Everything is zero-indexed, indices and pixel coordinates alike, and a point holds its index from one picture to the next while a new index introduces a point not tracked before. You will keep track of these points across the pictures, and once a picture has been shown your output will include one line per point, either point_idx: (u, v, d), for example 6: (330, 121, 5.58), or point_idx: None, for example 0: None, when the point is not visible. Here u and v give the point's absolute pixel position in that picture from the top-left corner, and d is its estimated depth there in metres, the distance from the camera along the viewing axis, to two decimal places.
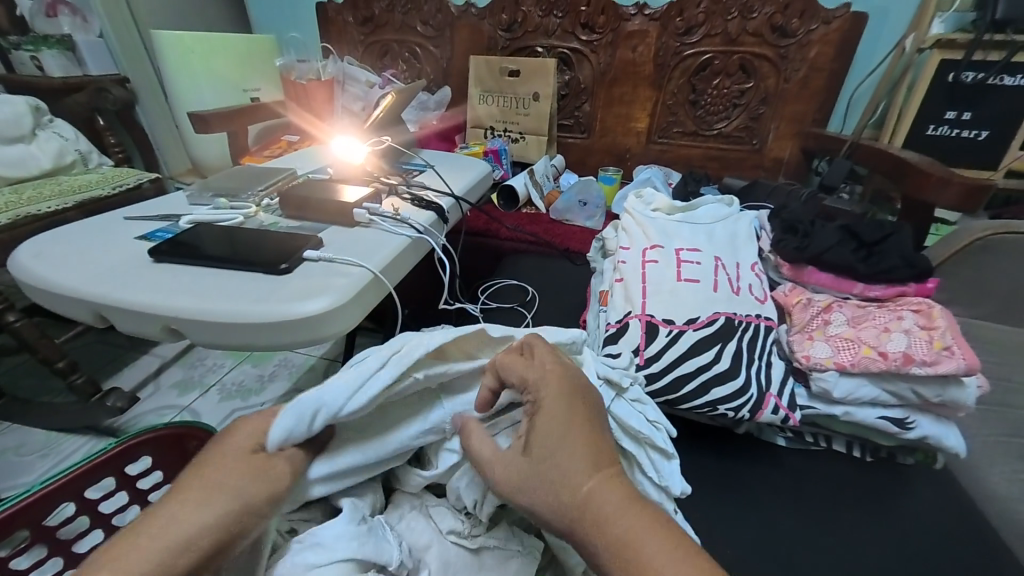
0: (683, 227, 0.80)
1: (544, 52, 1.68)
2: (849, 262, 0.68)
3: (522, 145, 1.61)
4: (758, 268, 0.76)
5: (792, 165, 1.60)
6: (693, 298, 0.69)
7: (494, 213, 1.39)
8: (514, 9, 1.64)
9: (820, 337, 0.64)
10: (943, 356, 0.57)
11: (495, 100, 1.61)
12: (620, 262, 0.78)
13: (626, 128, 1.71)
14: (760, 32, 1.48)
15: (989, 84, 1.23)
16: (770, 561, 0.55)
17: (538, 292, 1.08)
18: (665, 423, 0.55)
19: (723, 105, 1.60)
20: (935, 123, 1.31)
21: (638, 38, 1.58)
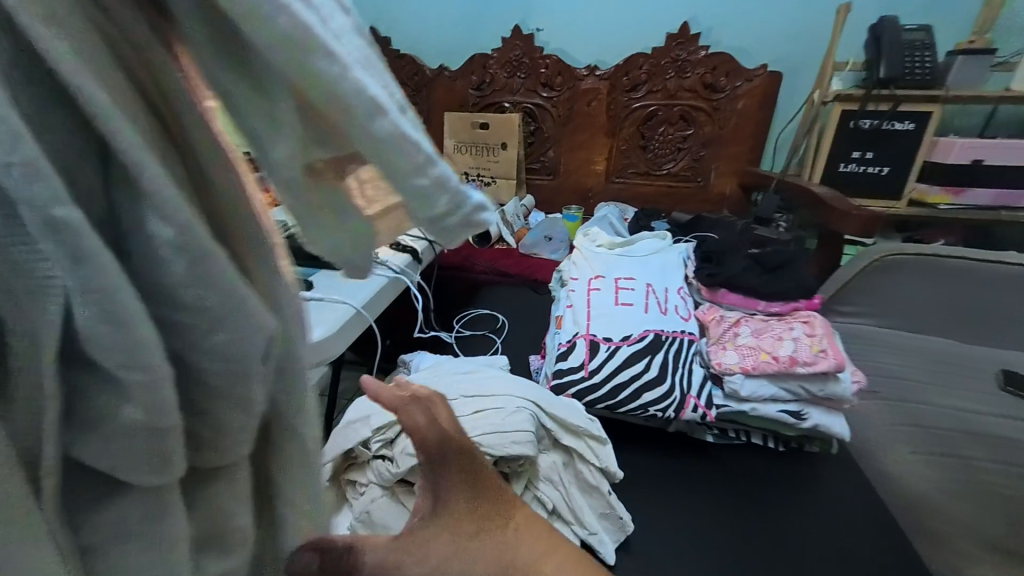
0: (622, 260, 0.95)
1: (511, 107, 1.89)
2: (753, 285, 0.83)
3: (493, 187, 1.79)
4: (683, 292, 0.90)
5: (733, 199, 1.81)
6: (629, 319, 0.83)
7: (468, 249, 1.52)
8: (482, 71, 1.86)
9: (731, 347, 0.78)
10: (819, 356, 0.71)
11: (468, 150, 1.80)
12: (570, 291, 0.91)
13: (587, 170, 1.91)
14: (695, 88, 1.72)
15: (883, 129, 1.46)
16: (695, 541, 0.65)
17: (507, 319, 1.20)
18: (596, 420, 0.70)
19: (671, 149, 1.81)
20: (845, 161, 1.52)
21: (592, 94, 1.81)
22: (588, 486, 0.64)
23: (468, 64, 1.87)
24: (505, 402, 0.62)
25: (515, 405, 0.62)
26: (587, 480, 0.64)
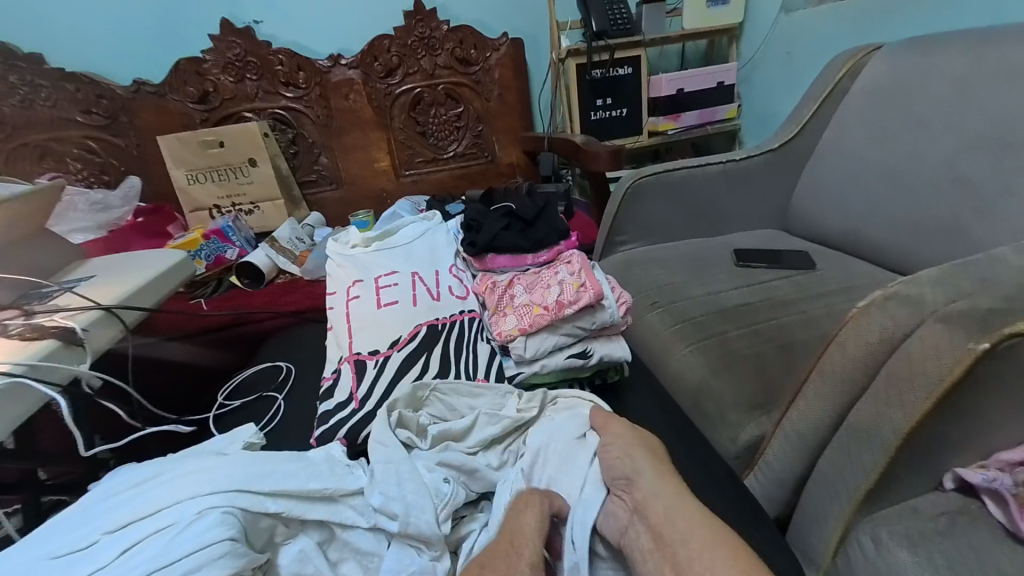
0: (381, 254, 0.87)
1: (255, 117, 1.58)
2: (515, 242, 0.82)
3: (260, 214, 1.51)
4: (456, 269, 0.85)
5: (523, 166, 1.82)
6: (395, 321, 0.75)
7: (238, 295, 1.22)
8: (199, 80, 1.51)
9: (510, 311, 0.74)
10: (581, 292, 0.69)
11: (209, 177, 1.47)
12: (331, 309, 0.81)
13: (372, 170, 1.71)
14: (450, 64, 1.66)
15: (612, 76, 1.64)
16: None
17: (294, 364, 0.93)
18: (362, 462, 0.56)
19: (448, 130, 1.72)
20: (594, 110, 1.67)
21: (346, 87, 1.61)
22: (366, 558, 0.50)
23: (174, 74, 1.49)
24: (179, 515, 0.44)
25: (199, 509, 0.44)
26: (361, 548, 0.50)
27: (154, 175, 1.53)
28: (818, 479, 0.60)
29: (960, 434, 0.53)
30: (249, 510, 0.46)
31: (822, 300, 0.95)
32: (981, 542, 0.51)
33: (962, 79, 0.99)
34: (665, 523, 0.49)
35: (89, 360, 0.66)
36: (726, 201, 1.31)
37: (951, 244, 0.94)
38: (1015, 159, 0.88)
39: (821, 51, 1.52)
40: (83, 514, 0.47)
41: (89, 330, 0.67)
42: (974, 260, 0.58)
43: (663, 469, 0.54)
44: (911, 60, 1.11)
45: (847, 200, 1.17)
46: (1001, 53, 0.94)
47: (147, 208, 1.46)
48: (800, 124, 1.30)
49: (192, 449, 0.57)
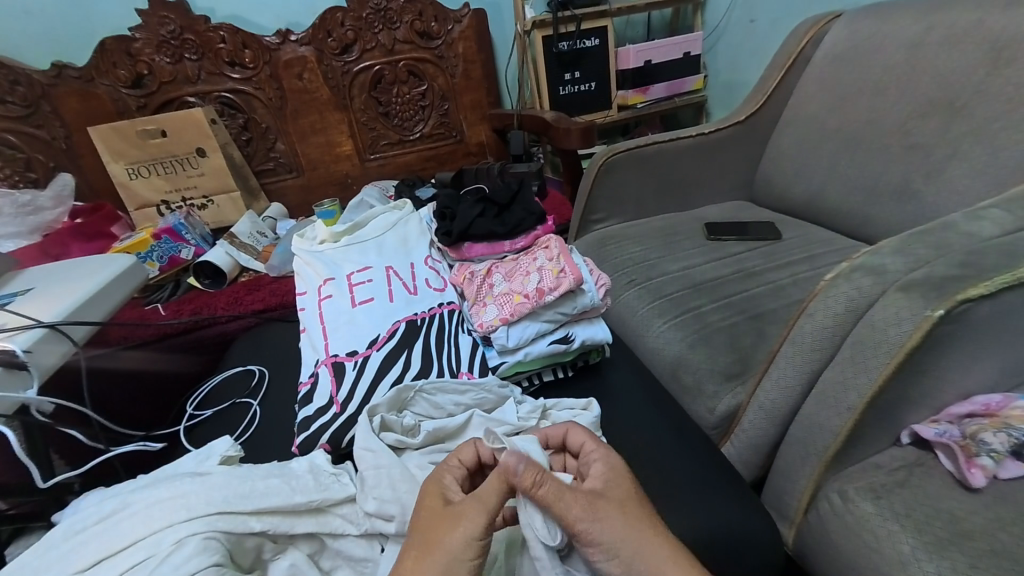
0: (351, 249, 0.83)
1: (199, 102, 1.45)
2: (490, 229, 0.81)
3: (214, 209, 1.42)
4: (432, 260, 0.83)
5: (493, 145, 1.77)
6: (371, 318, 0.72)
7: (199, 295, 1.15)
8: (130, 62, 1.36)
9: (490, 301, 0.73)
10: (560, 278, 0.69)
11: (153, 170, 1.35)
12: (302, 311, 0.78)
13: (334, 155, 1.62)
14: (409, 38, 1.56)
15: (579, 48, 1.60)
16: None
17: (267, 365, 0.90)
18: (348, 468, 0.56)
19: (412, 110, 1.64)
20: (563, 84, 1.63)
21: (298, 65, 1.50)
22: (357, 563, 0.50)
23: (100, 55, 1.34)
24: (155, 546, 0.42)
25: (176, 538, 0.43)
26: (353, 555, 0.50)
27: (89, 169, 1.40)
28: (791, 443, 0.64)
29: (916, 393, 0.57)
30: (232, 532, 0.45)
31: (789, 270, 0.98)
32: (934, 489, 0.55)
33: (916, 46, 1.02)
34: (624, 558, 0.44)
35: (37, 383, 0.62)
36: (695, 175, 1.32)
37: (904, 208, 0.99)
38: (962, 124, 0.92)
39: (783, 19, 1.53)
40: (49, 553, 0.45)
41: (33, 352, 0.61)
42: (929, 228, 0.61)
43: (656, 554, 0.44)
44: (869, 27, 1.13)
45: (810, 169, 1.20)
46: (952, 20, 0.97)
47: (85, 208, 1.33)
48: (765, 94, 1.31)
49: (162, 471, 0.55)
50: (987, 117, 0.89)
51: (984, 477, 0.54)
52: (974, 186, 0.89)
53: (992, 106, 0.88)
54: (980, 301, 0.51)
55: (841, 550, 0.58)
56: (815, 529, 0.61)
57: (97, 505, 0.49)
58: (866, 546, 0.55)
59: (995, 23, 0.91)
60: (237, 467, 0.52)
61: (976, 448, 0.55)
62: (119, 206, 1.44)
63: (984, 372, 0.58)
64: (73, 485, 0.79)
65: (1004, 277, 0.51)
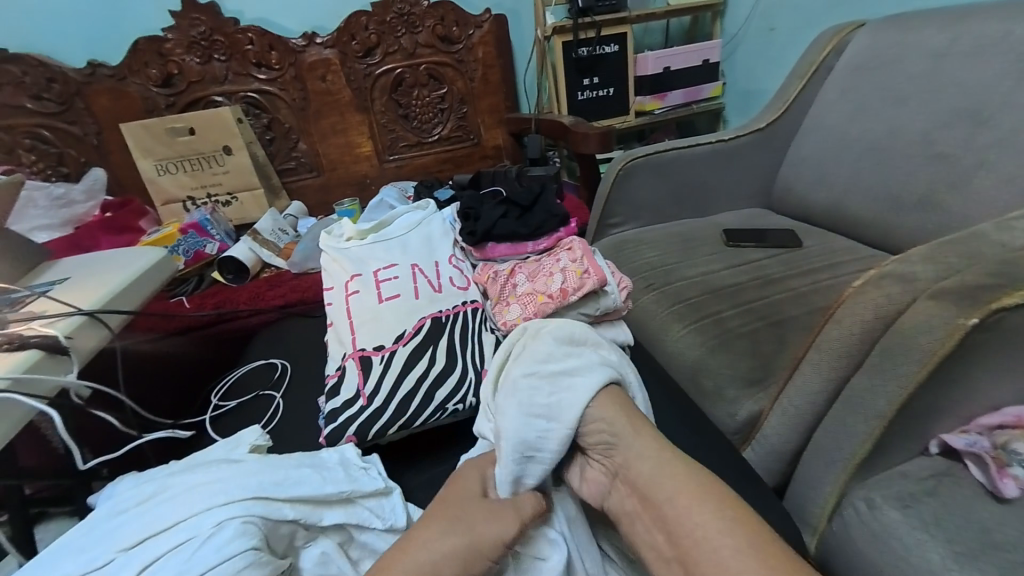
0: (377, 247, 0.84)
1: (225, 101, 1.49)
2: (513, 230, 0.84)
3: (238, 206, 1.45)
4: (456, 260, 0.85)
5: (509, 148, 1.79)
6: (396, 314, 0.73)
7: (222, 290, 1.17)
8: (161, 61, 1.40)
9: (513, 300, 0.75)
10: (584, 279, 0.70)
11: (180, 167, 1.39)
12: (329, 305, 0.79)
13: (353, 155, 1.64)
14: (431, 43, 1.59)
15: (598, 54, 1.61)
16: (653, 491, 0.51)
17: (290, 360, 0.91)
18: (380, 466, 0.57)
19: (431, 112, 1.66)
20: (581, 90, 1.64)
21: (322, 68, 1.53)
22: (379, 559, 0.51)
23: (132, 55, 1.38)
24: (196, 529, 0.43)
25: (217, 521, 0.43)
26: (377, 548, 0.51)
27: (119, 166, 1.44)
28: (814, 450, 0.63)
29: (945, 403, 0.56)
30: (268, 518, 0.45)
31: (809, 277, 0.97)
32: (964, 500, 0.55)
33: (942, 55, 1.01)
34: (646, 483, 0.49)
35: (76, 368, 0.64)
36: (713, 181, 1.32)
37: (929, 217, 0.98)
38: (989, 133, 0.91)
39: (803, 27, 1.53)
40: (91, 534, 0.46)
41: (72, 338, 0.64)
42: (959, 237, 0.61)
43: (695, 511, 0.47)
44: (892, 37, 1.13)
45: (831, 177, 1.19)
46: (979, 29, 0.97)
47: (114, 202, 1.37)
48: (786, 102, 1.31)
49: (195, 458, 0.56)
50: (1014, 127, 0.88)
51: (1016, 487, 0.53)
52: (1002, 196, 0.88)
53: (1019, 117, 0.88)
54: (1014, 310, 0.51)
55: (867, 559, 0.57)
56: (840, 537, 0.60)
57: (140, 488, 0.50)
58: (893, 554, 0.54)
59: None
60: (270, 455, 0.54)
61: (1007, 457, 0.55)
62: (146, 202, 1.48)
63: (1015, 383, 0.57)
64: (100, 471, 0.81)
65: None
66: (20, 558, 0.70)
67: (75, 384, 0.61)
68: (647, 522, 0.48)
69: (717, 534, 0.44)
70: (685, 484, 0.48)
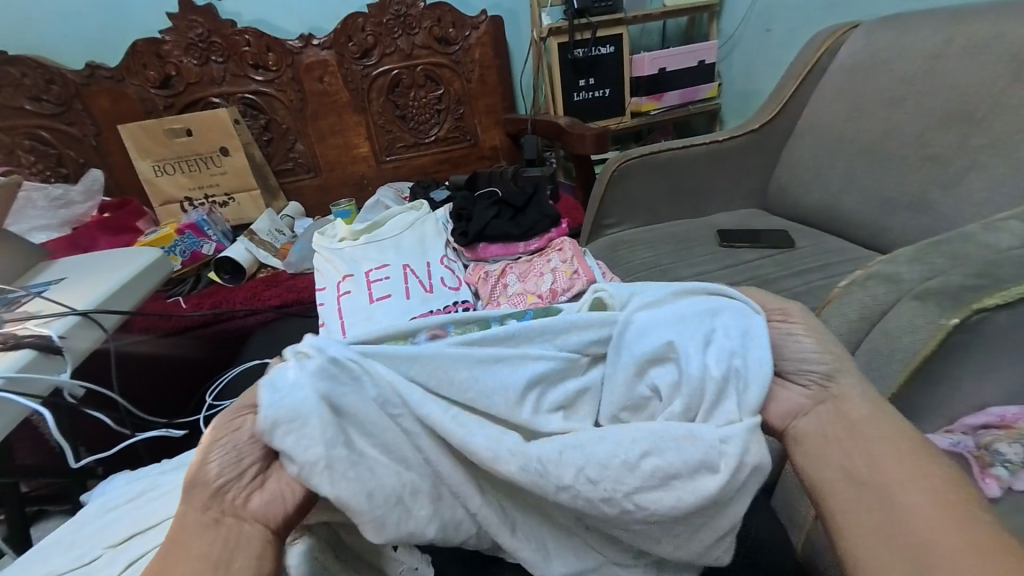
0: (370, 248, 0.85)
1: (223, 102, 1.49)
2: (505, 231, 0.85)
3: (235, 206, 1.46)
4: (448, 260, 0.86)
5: (506, 149, 1.79)
6: (388, 314, 0.74)
7: (218, 290, 1.18)
8: (159, 63, 1.41)
9: (505, 301, 0.77)
10: (574, 279, 0.72)
11: (177, 168, 1.40)
12: (321, 306, 0.80)
13: (350, 156, 1.65)
14: (428, 44, 1.59)
15: (594, 55, 1.61)
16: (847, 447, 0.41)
17: None
18: None
19: (428, 113, 1.67)
20: (577, 90, 1.64)
21: (320, 69, 1.54)
22: None
23: (130, 56, 1.39)
24: None
25: None
26: None
27: (117, 166, 1.45)
28: None
29: (929, 402, 0.57)
30: None
31: (802, 278, 0.98)
32: None
33: (935, 56, 1.02)
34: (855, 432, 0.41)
35: (71, 368, 0.65)
36: (708, 182, 1.33)
37: (921, 218, 0.98)
38: (981, 134, 0.91)
39: (799, 28, 1.53)
40: (80, 531, 0.47)
41: (67, 338, 0.64)
42: (944, 238, 0.61)
43: (913, 484, 0.37)
44: (887, 37, 1.13)
45: (826, 177, 1.19)
46: (972, 30, 0.97)
47: (112, 203, 1.38)
48: (780, 103, 1.31)
49: (187, 456, 0.57)
50: (1006, 128, 0.88)
51: (999, 488, 0.54)
52: (992, 197, 0.88)
53: (1011, 119, 0.88)
54: (997, 310, 0.51)
55: None
56: None
57: (131, 486, 0.51)
58: None
59: (1016, 36, 0.90)
60: None
61: (991, 458, 0.55)
62: (144, 202, 1.49)
63: (1000, 383, 0.57)
64: (96, 469, 0.82)
65: (1020, 288, 0.51)
66: (17, 555, 0.71)
67: (69, 383, 0.62)
68: (845, 445, 0.41)
69: (923, 498, 0.36)
70: (897, 440, 0.40)
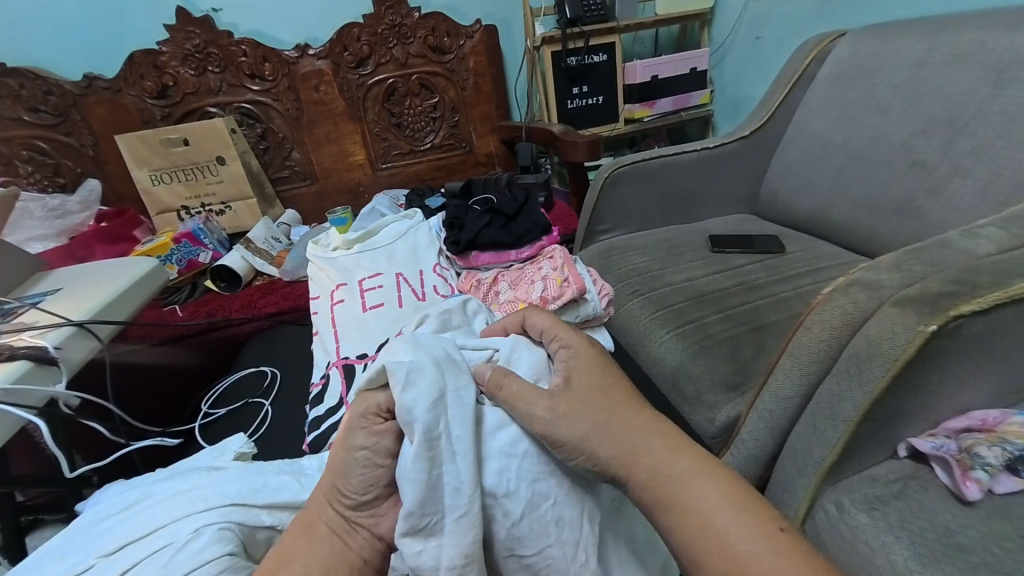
0: (363, 256, 0.86)
1: (220, 112, 1.51)
2: (496, 239, 0.87)
3: (232, 214, 1.47)
4: (440, 268, 0.87)
5: (501, 156, 1.81)
6: (380, 323, 0.75)
7: (214, 298, 1.18)
8: (156, 73, 1.42)
9: (497, 308, 0.79)
10: (564, 287, 0.73)
11: (174, 177, 1.41)
12: (315, 314, 0.81)
13: (346, 164, 1.67)
14: (422, 53, 1.61)
15: (587, 63, 1.63)
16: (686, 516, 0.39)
17: (280, 367, 0.92)
18: None
19: (424, 121, 1.69)
20: (571, 98, 1.66)
21: (315, 78, 1.55)
22: None
23: (128, 67, 1.40)
24: (175, 534, 0.44)
25: (195, 526, 0.45)
26: None
27: (114, 176, 1.46)
28: (789, 453, 0.65)
29: (911, 406, 0.58)
30: (247, 524, 0.47)
31: (791, 283, 0.99)
32: (929, 502, 0.56)
33: (919, 65, 1.04)
34: (672, 501, 0.40)
35: (66, 378, 0.65)
36: (700, 188, 1.34)
37: (906, 223, 1.00)
38: (964, 142, 0.93)
39: (788, 36, 1.56)
40: (74, 541, 0.47)
41: (62, 349, 0.65)
42: (926, 245, 0.62)
43: (746, 536, 0.37)
44: (873, 46, 1.15)
45: (815, 183, 1.21)
46: (954, 39, 0.99)
47: (109, 212, 1.39)
48: (770, 110, 1.33)
49: (180, 464, 0.58)
50: (987, 136, 0.90)
51: (979, 491, 0.55)
52: (975, 203, 0.90)
53: (993, 126, 0.90)
54: (973, 316, 0.52)
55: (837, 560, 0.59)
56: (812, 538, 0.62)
57: (125, 496, 0.52)
58: (859, 555, 0.56)
59: (996, 45, 0.92)
60: (251, 463, 0.55)
61: (972, 461, 0.56)
62: (141, 211, 1.50)
63: (980, 387, 0.59)
64: (91, 478, 0.82)
65: (996, 294, 0.52)
66: (12, 564, 0.72)
67: (64, 393, 0.63)
68: (688, 533, 0.38)
69: (758, 550, 0.36)
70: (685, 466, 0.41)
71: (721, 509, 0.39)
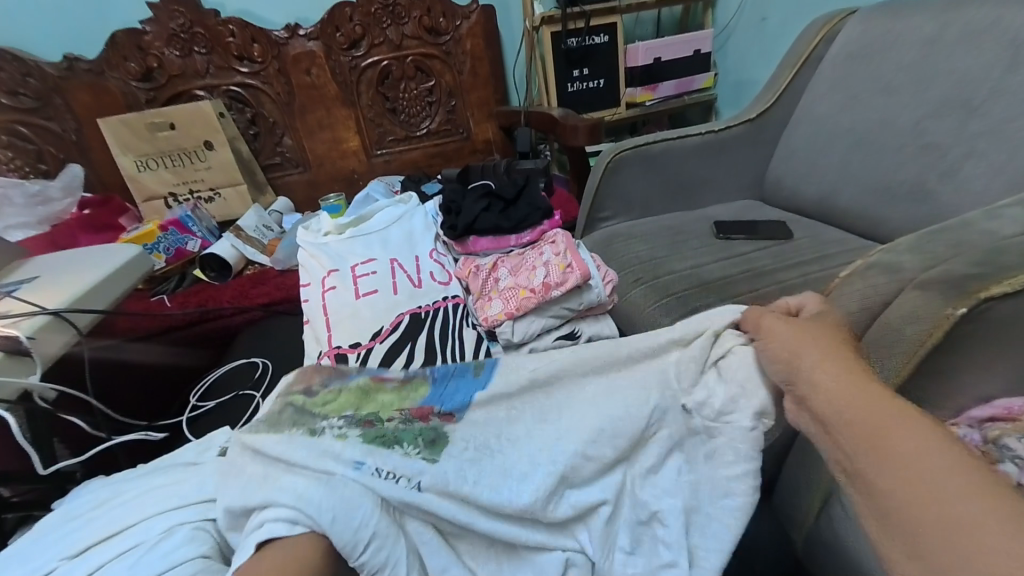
0: (357, 241, 0.83)
1: (208, 95, 1.45)
2: (495, 223, 0.84)
3: (221, 202, 1.42)
4: (436, 254, 0.84)
5: (499, 142, 1.76)
6: (374, 311, 0.72)
7: (203, 288, 1.15)
8: (140, 55, 1.37)
9: (495, 295, 0.75)
10: (567, 274, 0.69)
11: (161, 163, 1.36)
12: (305, 302, 0.77)
13: (340, 150, 1.61)
14: (417, 34, 1.55)
15: (587, 45, 1.58)
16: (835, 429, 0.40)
17: (271, 359, 0.89)
18: None
19: (419, 105, 1.63)
20: (571, 81, 1.61)
21: (306, 61, 1.50)
22: None
23: (111, 49, 1.34)
24: (147, 533, 0.42)
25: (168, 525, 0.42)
26: None
27: (99, 162, 1.41)
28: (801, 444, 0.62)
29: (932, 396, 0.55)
30: None
31: (799, 269, 0.96)
32: None
33: (933, 42, 0.99)
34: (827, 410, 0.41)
35: (41, 371, 0.62)
36: (704, 173, 1.30)
37: (918, 208, 0.97)
38: (979, 122, 0.90)
39: (795, 16, 1.51)
40: (42, 541, 0.45)
41: (36, 339, 0.61)
42: (948, 226, 0.59)
43: (943, 480, 0.34)
44: (884, 24, 1.11)
45: (823, 167, 1.17)
46: (970, 15, 0.95)
47: (93, 200, 1.34)
48: (776, 93, 1.29)
49: (160, 460, 0.55)
50: (1005, 116, 0.87)
51: None
52: (992, 184, 0.86)
53: (1010, 105, 0.86)
54: (1003, 299, 0.49)
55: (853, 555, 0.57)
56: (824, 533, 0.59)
57: (100, 495, 0.49)
58: None
59: (1015, 20, 0.88)
60: None
61: (996, 453, 0.54)
62: (128, 199, 1.45)
63: (1005, 374, 0.56)
64: (75, 474, 0.79)
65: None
66: None
67: (38, 385, 0.59)
68: (862, 448, 0.38)
69: (937, 476, 0.34)
70: (901, 419, 0.38)
71: (909, 439, 0.37)
